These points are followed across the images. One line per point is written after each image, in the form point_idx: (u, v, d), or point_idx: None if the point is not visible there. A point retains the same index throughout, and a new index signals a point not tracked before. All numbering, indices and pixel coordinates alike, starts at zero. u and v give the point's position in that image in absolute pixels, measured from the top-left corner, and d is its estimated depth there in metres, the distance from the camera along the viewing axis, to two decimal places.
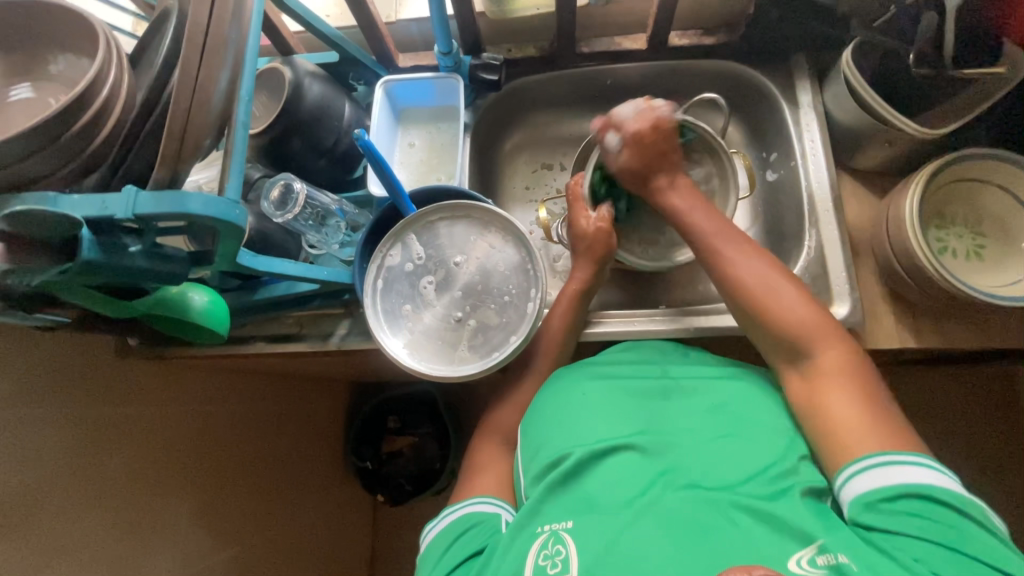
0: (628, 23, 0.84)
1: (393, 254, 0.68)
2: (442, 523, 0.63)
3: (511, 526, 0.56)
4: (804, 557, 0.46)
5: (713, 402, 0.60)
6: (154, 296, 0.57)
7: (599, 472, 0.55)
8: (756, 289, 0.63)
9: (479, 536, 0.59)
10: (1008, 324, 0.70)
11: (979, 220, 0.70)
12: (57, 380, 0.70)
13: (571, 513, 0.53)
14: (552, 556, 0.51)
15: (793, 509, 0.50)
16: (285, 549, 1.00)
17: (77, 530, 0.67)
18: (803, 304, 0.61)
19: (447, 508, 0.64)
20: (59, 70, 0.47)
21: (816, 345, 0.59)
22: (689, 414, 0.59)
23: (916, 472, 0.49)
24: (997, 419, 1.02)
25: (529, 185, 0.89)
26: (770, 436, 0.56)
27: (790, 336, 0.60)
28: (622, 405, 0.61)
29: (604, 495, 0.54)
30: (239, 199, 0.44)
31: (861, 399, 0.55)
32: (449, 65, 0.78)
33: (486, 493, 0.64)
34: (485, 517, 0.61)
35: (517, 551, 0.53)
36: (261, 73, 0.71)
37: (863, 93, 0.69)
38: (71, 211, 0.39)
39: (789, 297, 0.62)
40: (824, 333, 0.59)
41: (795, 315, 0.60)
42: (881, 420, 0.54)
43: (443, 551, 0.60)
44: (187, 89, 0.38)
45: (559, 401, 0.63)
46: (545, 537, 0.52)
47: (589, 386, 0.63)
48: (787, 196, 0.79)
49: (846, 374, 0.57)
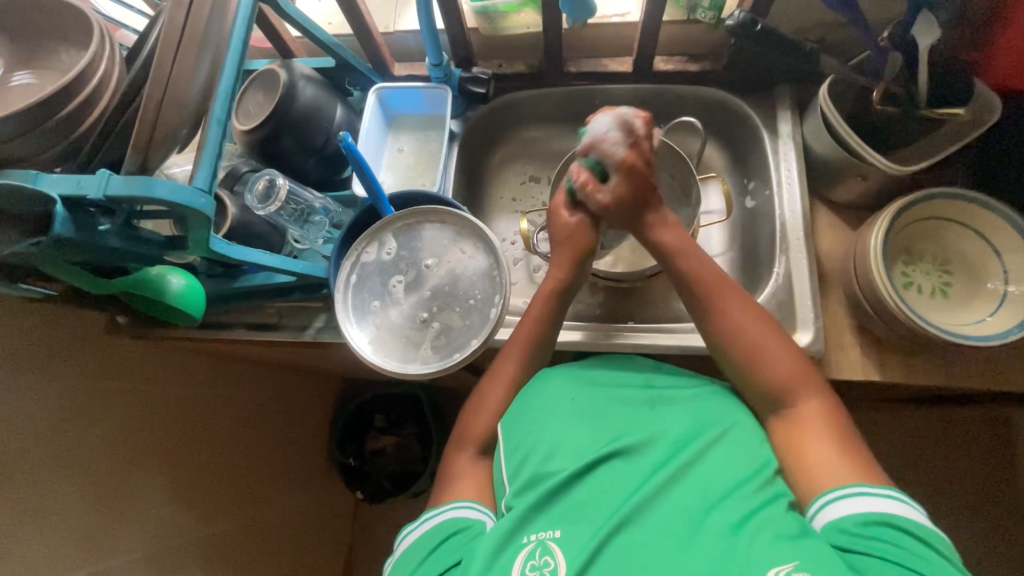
0: (617, 47, 0.87)
1: (369, 251, 0.71)
2: (422, 528, 0.60)
3: (492, 535, 0.53)
4: (782, 569, 0.44)
5: (695, 415, 0.61)
6: (136, 276, 0.60)
7: (583, 483, 0.55)
8: (742, 331, 0.62)
9: (461, 546, 0.55)
10: (971, 362, 0.71)
11: (948, 257, 0.71)
12: (45, 353, 0.74)
13: (559, 523, 0.52)
14: (540, 567, 0.49)
15: (775, 513, 0.49)
16: (262, 534, 1.02)
17: (52, 498, 0.69)
18: (780, 344, 0.61)
19: (431, 511, 0.61)
20: (58, 59, 0.50)
21: (799, 393, 0.59)
22: (670, 423, 0.60)
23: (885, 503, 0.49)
24: (965, 460, 1.03)
25: (515, 197, 0.92)
26: (751, 448, 0.56)
27: (776, 385, 0.59)
28: (602, 412, 0.62)
29: (590, 503, 0.54)
30: (207, 189, 0.47)
31: (837, 437, 0.55)
32: (440, 76, 0.81)
33: (466, 498, 0.61)
34: (467, 525, 0.57)
35: (499, 559, 0.51)
36: (259, 74, 0.75)
37: (836, 125, 0.70)
38: (48, 188, 0.43)
39: (773, 347, 0.61)
40: (807, 383, 0.59)
41: (776, 362, 0.60)
42: (851, 452, 0.54)
43: (422, 557, 0.57)
44: (161, 84, 0.41)
45: (542, 402, 0.63)
46: (533, 546, 0.51)
47: (573, 393, 0.64)
48: (762, 223, 0.81)
49: (831, 423, 0.57)
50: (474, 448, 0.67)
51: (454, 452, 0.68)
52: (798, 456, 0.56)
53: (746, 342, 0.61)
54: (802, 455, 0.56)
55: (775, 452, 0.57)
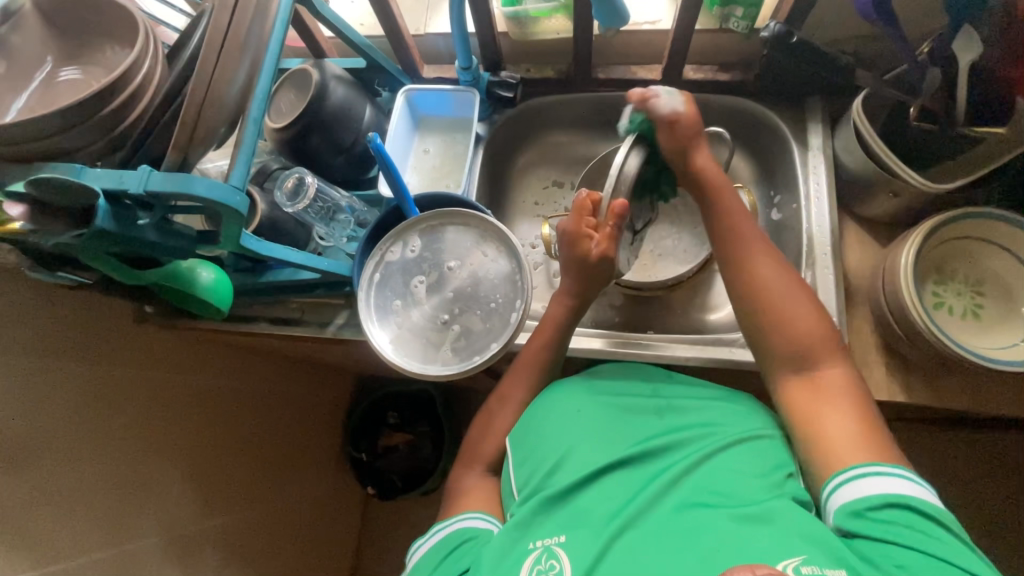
0: (646, 54, 0.87)
1: (393, 251, 0.72)
2: (431, 540, 0.59)
3: (498, 540, 0.54)
4: (792, 563, 0.45)
5: (705, 424, 0.61)
6: (169, 268, 0.60)
7: (589, 489, 0.56)
8: (781, 305, 0.60)
9: (468, 555, 0.55)
10: (1000, 387, 0.69)
11: (982, 278, 0.69)
12: (76, 338, 0.76)
13: (564, 527, 0.53)
14: (544, 571, 0.50)
15: (790, 510, 0.49)
16: (277, 524, 1.03)
17: (77, 479, 0.70)
18: (807, 310, 0.60)
19: (438, 525, 0.61)
20: (105, 57, 0.52)
21: (820, 361, 0.57)
22: (678, 434, 0.60)
23: (894, 484, 0.49)
24: (993, 485, 1.00)
25: (538, 201, 0.92)
26: (761, 454, 0.56)
27: (800, 348, 0.58)
28: (610, 420, 0.62)
29: (594, 508, 0.54)
30: (242, 187, 0.48)
31: (864, 416, 0.54)
32: (468, 79, 0.82)
33: (475, 510, 0.61)
34: (474, 535, 0.58)
35: (505, 561, 0.52)
36: (292, 73, 0.76)
37: (870, 140, 0.69)
38: (92, 182, 0.44)
39: (797, 306, 0.60)
40: (829, 351, 0.58)
41: (808, 322, 0.59)
42: (873, 436, 0.52)
43: (430, 571, 0.56)
44: (204, 84, 0.42)
45: (549, 410, 0.63)
46: (539, 552, 0.52)
47: (581, 402, 0.64)
48: (788, 236, 0.80)
49: (850, 392, 0.56)
50: (489, 452, 0.67)
51: (469, 454, 0.68)
52: (816, 441, 0.54)
53: (783, 330, 0.59)
54: (820, 431, 0.54)
55: (785, 455, 0.57)
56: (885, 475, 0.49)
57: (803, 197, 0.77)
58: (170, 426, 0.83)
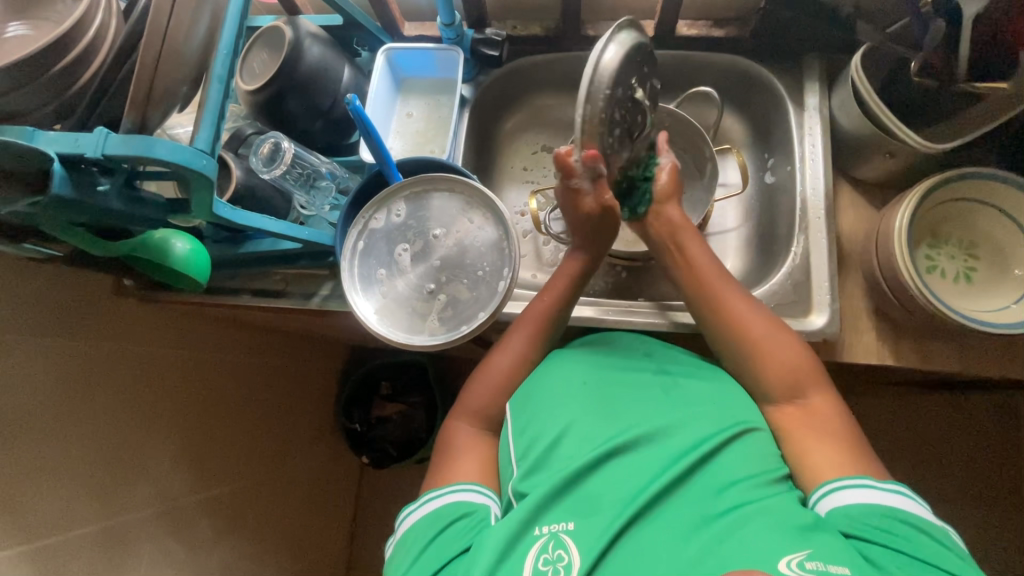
0: (638, 8, 0.83)
1: (378, 218, 0.69)
2: (424, 509, 0.59)
3: (500, 528, 0.52)
4: (795, 558, 0.45)
5: (708, 406, 0.60)
6: (138, 239, 0.57)
7: (595, 475, 0.55)
8: (756, 337, 0.61)
9: (465, 533, 0.55)
10: (990, 350, 0.69)
11: (975, 241, 0.69)
12: (51, 312, 0.73)
13: (571, 514, 0.53)
14: (553, 561, 0.50)
15: (781, 503, 0.51)
16: (278, 500, 1.05)
17: (69, 458, 0.69)
18: (788, 342, 0.61)
19: (432, 493, 0.60)
20: (54, 10, 0.48)
21: (805, 386, 0.59)
22: (682, 415, 0.59)
23: (857, 494, 0.52)
24: (978, 446, 1.02)
25: (527, 166, 0.89)
26: (759, 443, 0.56)
27: (786, 376, 0.59)
28: (614, 397, 0.62)
29: (602, 494, 0.54)
30: (208, 150, 0.45)
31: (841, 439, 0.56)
32: (451, 37, 0.78)
33: (470, 481, 0.60)
34: (470, 510, 0.57)
35: (510, 554, 0.51)
36: (264, 31, 0.72)
37: (867, 96, 0.67)
38: (45, 146, 0.42)
39: (776, 339, 0.61)
40: (813, 375, 0.59)
41: (781, 361, 0.60)
42: (856, 453, 0.55)
43: (425, 543, 0.56)
44: (159, 34, 0.40)
45: (552, 381, 0.63)
46: (545, 539, 0.51)
47: (586, 374, 0.64)
48: (781, 200, 0.78)
49: (834, 418, 0.58)
50: (477, 424, 0.66)
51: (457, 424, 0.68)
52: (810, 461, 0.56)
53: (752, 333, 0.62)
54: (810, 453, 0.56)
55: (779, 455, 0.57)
56: (851, 487, 0.52)
57: (798, 159, 0.75)
58: (161, 409, 0.83)
